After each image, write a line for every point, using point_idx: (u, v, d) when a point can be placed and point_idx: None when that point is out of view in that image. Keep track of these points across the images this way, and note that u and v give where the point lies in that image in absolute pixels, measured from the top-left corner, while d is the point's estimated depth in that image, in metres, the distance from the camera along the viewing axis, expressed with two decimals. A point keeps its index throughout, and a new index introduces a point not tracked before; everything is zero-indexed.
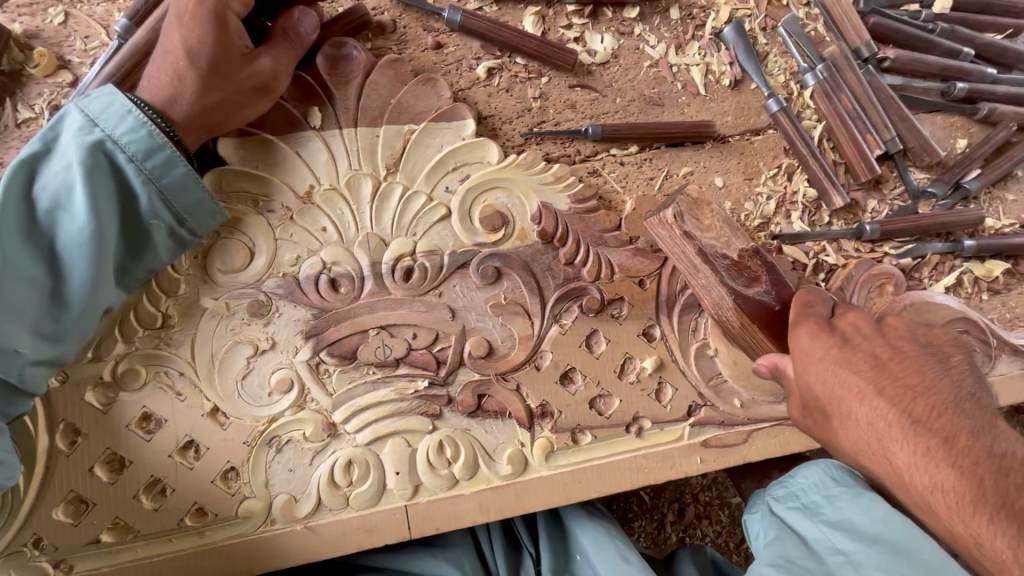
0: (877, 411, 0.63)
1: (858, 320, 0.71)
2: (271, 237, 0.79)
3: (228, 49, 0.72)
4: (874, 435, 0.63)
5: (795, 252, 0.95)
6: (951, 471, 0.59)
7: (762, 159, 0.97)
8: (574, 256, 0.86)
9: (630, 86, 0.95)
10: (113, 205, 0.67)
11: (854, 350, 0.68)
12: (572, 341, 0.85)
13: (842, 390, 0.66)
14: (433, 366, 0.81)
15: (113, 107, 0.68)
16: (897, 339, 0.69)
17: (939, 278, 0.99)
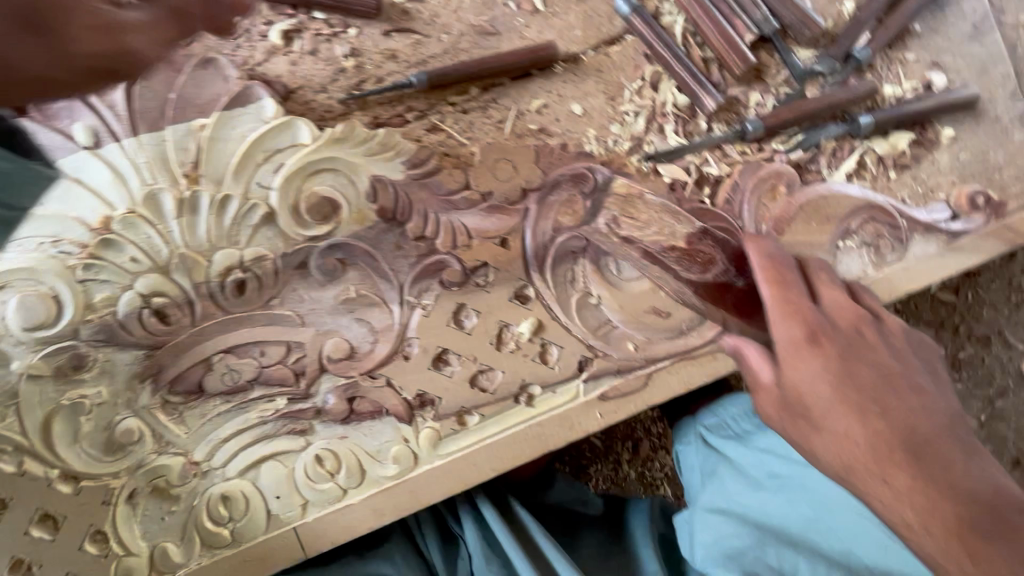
0: (833, 379, 0.66)
1: (845, 320, 0.72)
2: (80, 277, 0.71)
3: None
4: (810, 393, 0.66)
5: (664, 212, 0.83)
6: (862, 426, 0.64)
7: (623, 72, 0.87)
8: (422, 229, 0.78)
9: (454, 18, 0.83)
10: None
11: (833, 349, 0.68)
12: (439, 322, 0.78)
13: (823, 394, 0.66)
14: (291, 380, 0.75)
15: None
16: (883, 344, 0.71)
17: (839, 165, 0.90)
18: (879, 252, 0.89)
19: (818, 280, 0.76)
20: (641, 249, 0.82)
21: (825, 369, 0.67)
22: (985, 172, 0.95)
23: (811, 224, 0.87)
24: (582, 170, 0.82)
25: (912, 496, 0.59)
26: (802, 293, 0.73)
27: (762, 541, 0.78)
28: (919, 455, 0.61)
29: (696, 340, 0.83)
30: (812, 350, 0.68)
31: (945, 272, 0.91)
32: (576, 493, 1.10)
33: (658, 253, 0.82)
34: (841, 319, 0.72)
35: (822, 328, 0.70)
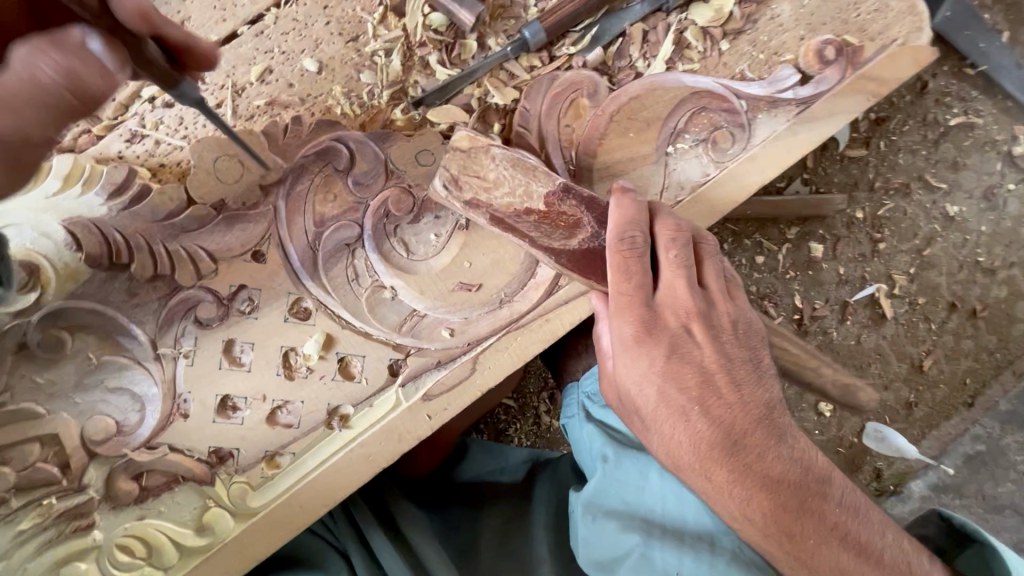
0: (661, 383, 0.60)
1: (678, 310, 0.62)
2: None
3: None
4: (638, 398, 0.61)
5: (516, 166, 0.67)
6: (686, 429, 0.60)
7: (359, 4, 0.70)
8: (153, 266, 0.65)
9: None
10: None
11: (660, 348, 0.60)
12: (209, 368, 0.66)
13: (650, 398, 0.60)
14: (57, 475, 0.65)
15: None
16: (722, 340, 0.62)
17: (652, 51, 0.74)
18: (717, 147, 0.75)
19: (665, 251, 0.63)
20: (489, 212, 0.65)
21: (651, 370, 0.60)
22: (837, 13, 0.77)
23: (629, 134, 0.72)
24: (329, 142, 0.66)
25: (730, 490, 0.59)
26: (641, 282, 0.61)
27: (648, 538, 0.72)
28: (736, 454, 0.59)
29: (520, 306, 0.72)
30: (637, 349, 0.61)
31: (805, 149, 0.77)
32: (494, 462, 1.05)
33: (512, 217, 0.65)
34: (672, 307, 0.62)
35: (655, 323, 0.61)
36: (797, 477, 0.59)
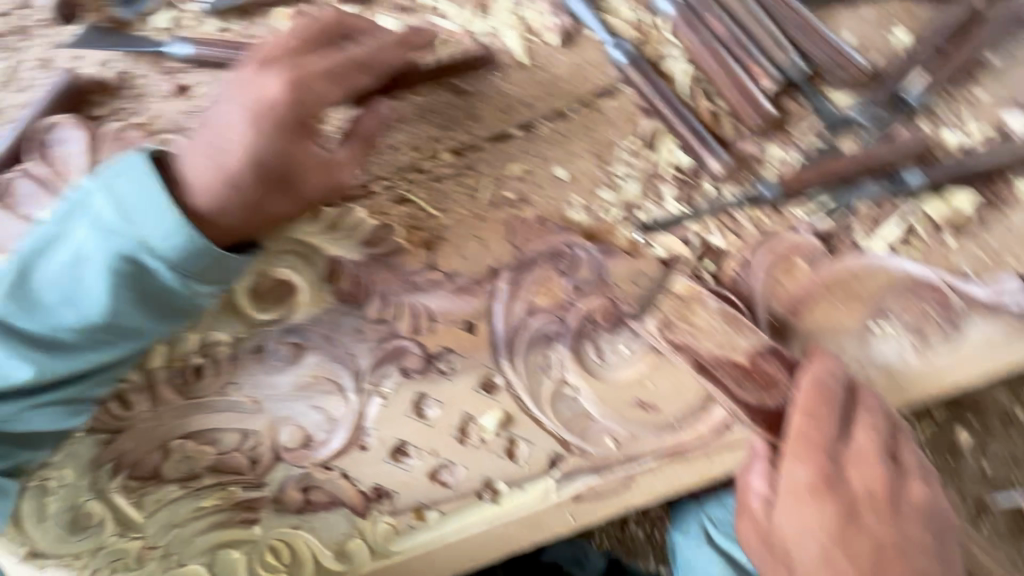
0: (828, 544, 0.64)
1: (860, 478, 0.66)
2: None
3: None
4: (799, 549, 0.65)
5: (726, 320, 0.71)
6: None
7: (616, 129, 0.77)
8: (384, 311, 0.73)
9: (426, 76, 0.77)
10: (133, 301, 0.65)
11: (833, 508, 0.65)
12: (398, 412, 0.73)
13: (812, 554, 0.64)
14: (246, 467, 0.73)
15: (140, 198, 0.62)
16: (902, 524, 0.65)
17: (876, 230, 0.75)
18: (922, 338, 0.74)
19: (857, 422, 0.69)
20: (694, 357, 0.72)
21: (818, 525, 0.64)
22: None
23: (836, 305, 0.74)
24: (560, 245, 0.74)
25: None
26: (827, 437, 0.67)
27: None
28: None
29: (686, 438, 0.74)
30: (809, 501, 0.65)
31: (1012, 364, 0.75)
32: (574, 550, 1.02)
33: (709, 364, 0.71)
34: (855, 472, 0.67)
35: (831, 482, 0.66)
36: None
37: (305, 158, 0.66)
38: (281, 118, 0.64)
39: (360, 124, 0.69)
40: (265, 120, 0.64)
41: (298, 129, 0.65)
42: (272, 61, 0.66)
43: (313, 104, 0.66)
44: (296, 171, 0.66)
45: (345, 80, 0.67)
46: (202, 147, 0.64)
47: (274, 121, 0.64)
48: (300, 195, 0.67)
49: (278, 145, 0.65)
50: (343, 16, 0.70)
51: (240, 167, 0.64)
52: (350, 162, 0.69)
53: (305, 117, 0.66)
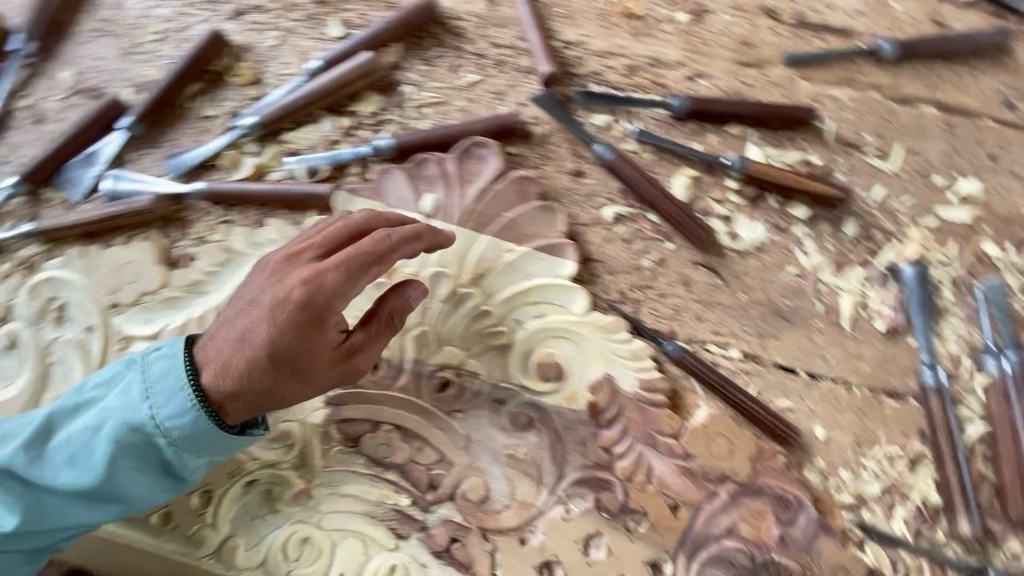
0: None
1: None
2: (363, 295, 0.82)
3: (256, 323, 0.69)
4: None
5: None
6: None
7: (886, 430, 0.80)
8: (614, 443, 0.77)
9: (761, 286, 0.84)
10: (131, 470, 0.68)
11: None
12: (570, 533, 0.75)
13: None
14: (421, 486, 0.76)
15: (161, 377, 0.68)
16: None
17: None
18: None
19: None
20: None
21: None
22: None
23: None
24: (791, 495, 0.76)
25: None
26: None
27: None
28: None
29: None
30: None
31: None
32: None
33: None
34: None
35: None
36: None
37: (317, 355, 0.67)
38: (296, 316, 0.66)
39: (380, 307, 0.72)
40: (282, 314, 0.66)
41: (314, 327, 0.67)
42: (291, 258, 0.71)
43: (331, 302, 0.67)
44: (308, 367, 0.67)
45: (357, 278, 0.69)
46: (239, 321, 0.69)
47: (292, 322, 0.66)
48: (310, 385, 0.68)
49: (297, 345, 0.66)
50: (372, 219, 0.74)
51: (261, 356, 0.67)
52: (371, 343, 0.71)
53: (318, 314, 0.67)
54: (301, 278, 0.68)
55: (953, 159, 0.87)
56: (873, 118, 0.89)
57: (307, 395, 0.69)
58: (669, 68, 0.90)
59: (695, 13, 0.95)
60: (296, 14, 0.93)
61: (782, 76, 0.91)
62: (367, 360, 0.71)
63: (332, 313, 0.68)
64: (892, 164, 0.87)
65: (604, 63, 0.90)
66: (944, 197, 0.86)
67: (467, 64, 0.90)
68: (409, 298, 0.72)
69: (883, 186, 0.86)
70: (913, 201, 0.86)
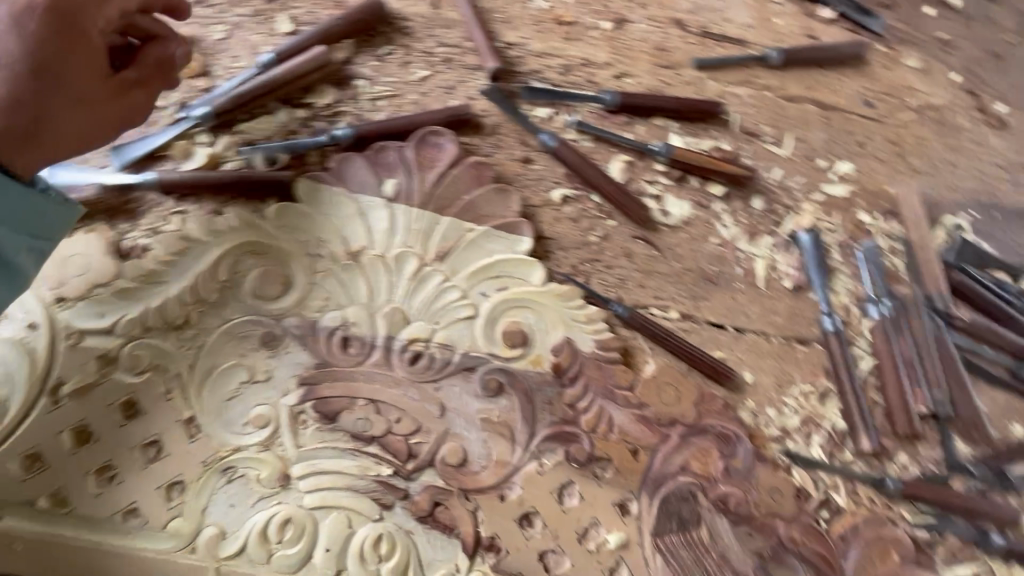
0: None
1: None
2: (333, 278, 0.85)
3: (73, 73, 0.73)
4: None
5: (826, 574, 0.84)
6: None
7: (799, 372, 0.94)
8: (577, 399, 0.85)
9: (690, 255, 0.96)
10: None
11: None
12: (544, 485, 0.82)
13: None
14: (402, 456, 0.80)
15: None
16: None
17: (954, 565, 0.89)
18: None
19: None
20: None
21: None
22: None
23: None
24: (730, 432, 0.87)
25: None
26: None
27: None
28: None
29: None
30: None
31: None
32: None
33: None
34: None
35: None
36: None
37: (86, 77, 0.74)
38: (48, 26, 0.71)
39: (149, 53, 0.81)
40: (29, 24, 0.71)
41: (75, 43, 0.73)
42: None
43: (87, 18, 0.73)
44: (97, 98, 0.75)
45: (106, 1, 0.75)
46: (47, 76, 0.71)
47: (75, 43, 0.73)
48: (101, 112, 0.76)
49: (69, 64, 0.72)
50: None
51: (21, 68, 0.70)
52: (143, 87, 0.80)
53: (77, 33, 0.73)
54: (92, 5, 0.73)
55: (834, 145, 1.04)
56: (769, 111, 1.04)
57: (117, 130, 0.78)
58: (599, 68, 1.01)
59: (618, 19, 1.05)
60: (243, 9, 0.94)
61: (694, 76, 1.04)
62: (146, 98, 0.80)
63: (90, 41, 0.74)
64: (786, 149, 1.02)
65: (542, 62, 1.00)
66: (828, 176, 1.02)
67: (416, 60, 0.96)
68: (177, 59, 0.82)
69: (781, 168, 1.01)
70: (804, 180, 1.01)
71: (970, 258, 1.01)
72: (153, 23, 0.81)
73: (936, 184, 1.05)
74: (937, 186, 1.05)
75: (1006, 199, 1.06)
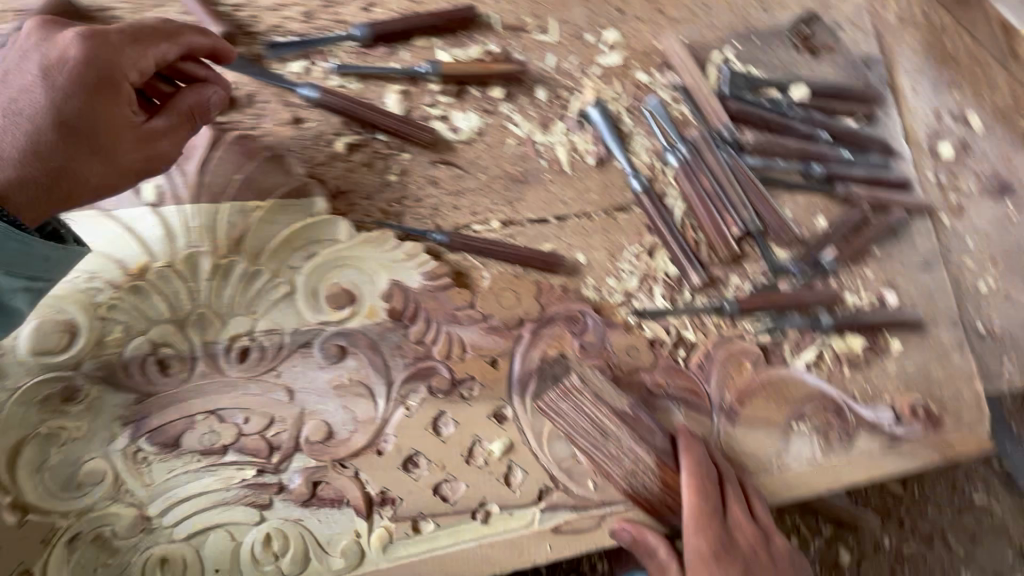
0: None
1: (745, 537, 0.83)
2: (123, 305, 0.78)
3: (115, 120, 0.72)
4: None
5: (696, 402, 0.92)
6: None
7: (626, 236, 0.99)
8: (423, 334, 0.85)
9: (493, 163, 0.97)
10: None
11: (733, 564, 0.80)
12: (417, 425, 0.82)
13: None
14: (264, 452, 0.78)
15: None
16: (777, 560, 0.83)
17: (800, 354, 1.00)
18: (827, 441, 0.96)
19: (681, 454, 0.85)
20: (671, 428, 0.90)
21: None
22: (927, 387, 1.04)
23: (769, 401, 0.96)
24: (576, 312, 0.91)
25: None
26: (716, 508, 0.83)
27: None
28: None
29: (651, 484, 0.85)
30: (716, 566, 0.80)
31: (889, 472, 0.98)
32: None
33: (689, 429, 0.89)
34: (742, 533, 0.83)
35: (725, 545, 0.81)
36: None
37: (121, 125, 0.72)
38: (78, 72, 0.70)
39: (177, 100, 0.77)
40: (60, 72, 0.70)
41: (112, 90, 0.72)
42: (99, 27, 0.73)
43: (121, 65, 0.72)
44: (107, 136, 0.71)
45: (145, 44, 0.74)
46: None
47: (75, 83, 0.70)
48: (113, 159, 0.72)
49: (99, 104, 0.71)
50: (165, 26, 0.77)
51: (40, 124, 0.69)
52: (173, 133, 0.77)
53: (103, 78, 0.71)
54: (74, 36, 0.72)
55: (597, 18, 1.07)
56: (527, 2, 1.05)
57: (114, 178, 0.73)
58: (345, 6, 0.97)
59: None
60: None
61: None
62: (171, 144, 0.76)
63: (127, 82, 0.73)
64: (554, 35, 1.04)
65: (280, 15, 0.95)
66: (600, 49, 1.06)
67: None
68: (208, 98, 0.78)
69: (554, 54, 1.03)
70: (579, 59, 1.04)
71: (744, 86, 1.09)
72: (200, 70, 0.80)
73: (698, 29, 1.12)
74: (699, 30, 1.12)
75: (761, 24, 1.15)
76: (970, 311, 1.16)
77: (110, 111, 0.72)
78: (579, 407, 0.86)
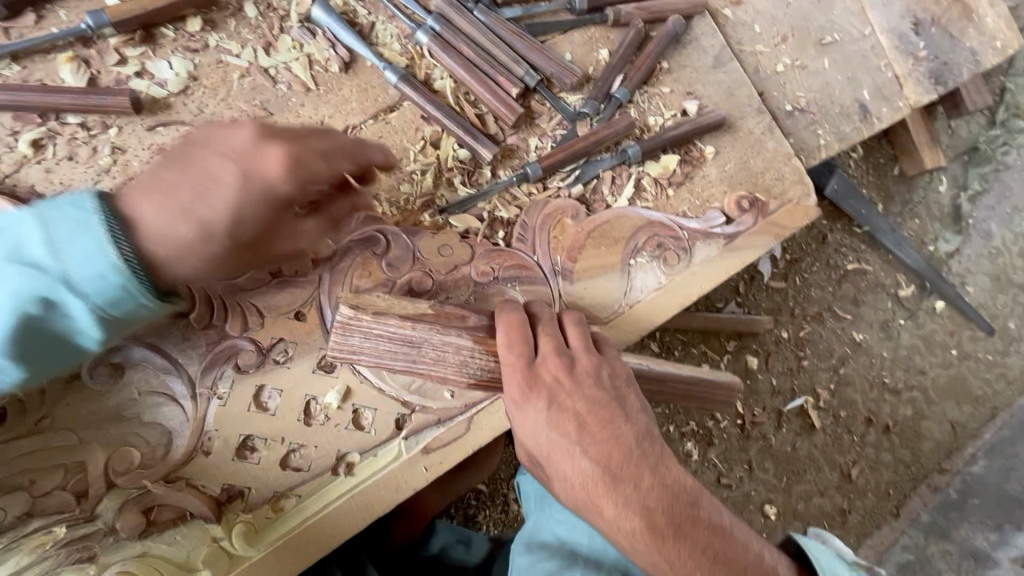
0: (552, 439, 0.69)
1: (553, 368, 0.71)
2: None
3: (265, 232, 0.67)
4: (542, 446, 0.70)
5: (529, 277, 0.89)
6: (583, 461, 0.68)
7: (404, 136, 0.90)
8: (208, 317, 0.76)
9: (225, 106, 0.83)
10: None
11: (542, 401, 0.70)
12: (238, 410, 0.75)
13: (550, 448, 0.70)
14: (73, 503, 0.70)
15: (75, 231, 0.60)
16: (593, 387, 0.71)
17: (619, 192, 0.98)
18: (667, 263, 0.96)
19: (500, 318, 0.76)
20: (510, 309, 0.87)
21: (537, 421, 0.70)
22: (750, 179, 1.05)
23: (601, 248, 0.94)
24: (372, 233, 0.83)
25: (620, 523, 0.67)
26: (518, 350, 0.72)
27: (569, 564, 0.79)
28: (618, 484, 0.67)
29: (487, 365, 0.75)
30: (526, 410, 0.71)
31: (731, 271, 1.00)
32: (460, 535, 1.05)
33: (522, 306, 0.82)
34: (548, 367, 0.72)
35: (532, 383, 0.71)
36: (666, 502, 0.66)
37: (269, 236, 0.68)
38: (269, 188, 0.64)
39: (329, 205, 0.71)
40: (250, 189, 0.63)
41: (282, 206, 0.66)
42: (264, 134, 0.65)
43: (312, 185, 0.66)
44: (274, 244, 0.69)
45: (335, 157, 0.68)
46: (161, 197, 0.62)
47: (263, 198, 0.64)
48: (260, 255, 0.69)
49: (269, 211, 0.65)
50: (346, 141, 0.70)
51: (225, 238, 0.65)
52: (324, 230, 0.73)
53: (293, 198, 0.65)
54: (254, 141, 0.64)
55: None
56: None
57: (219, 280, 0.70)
58: None
59: None
60: None
61: None
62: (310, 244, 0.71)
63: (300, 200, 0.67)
64: None
65: None
66: None
67: None
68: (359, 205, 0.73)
69: None
70: None
71: None
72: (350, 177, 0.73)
73: None
74: None
75: None
76: (773, 95, 1.16)
77: (270, 224, 0.66)
78: (369, 333, 0.71)
